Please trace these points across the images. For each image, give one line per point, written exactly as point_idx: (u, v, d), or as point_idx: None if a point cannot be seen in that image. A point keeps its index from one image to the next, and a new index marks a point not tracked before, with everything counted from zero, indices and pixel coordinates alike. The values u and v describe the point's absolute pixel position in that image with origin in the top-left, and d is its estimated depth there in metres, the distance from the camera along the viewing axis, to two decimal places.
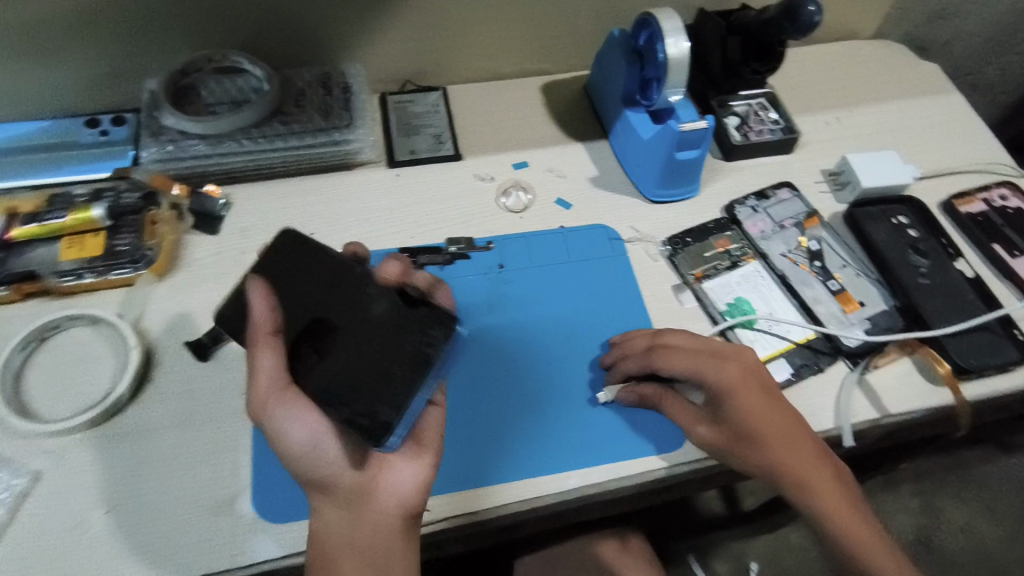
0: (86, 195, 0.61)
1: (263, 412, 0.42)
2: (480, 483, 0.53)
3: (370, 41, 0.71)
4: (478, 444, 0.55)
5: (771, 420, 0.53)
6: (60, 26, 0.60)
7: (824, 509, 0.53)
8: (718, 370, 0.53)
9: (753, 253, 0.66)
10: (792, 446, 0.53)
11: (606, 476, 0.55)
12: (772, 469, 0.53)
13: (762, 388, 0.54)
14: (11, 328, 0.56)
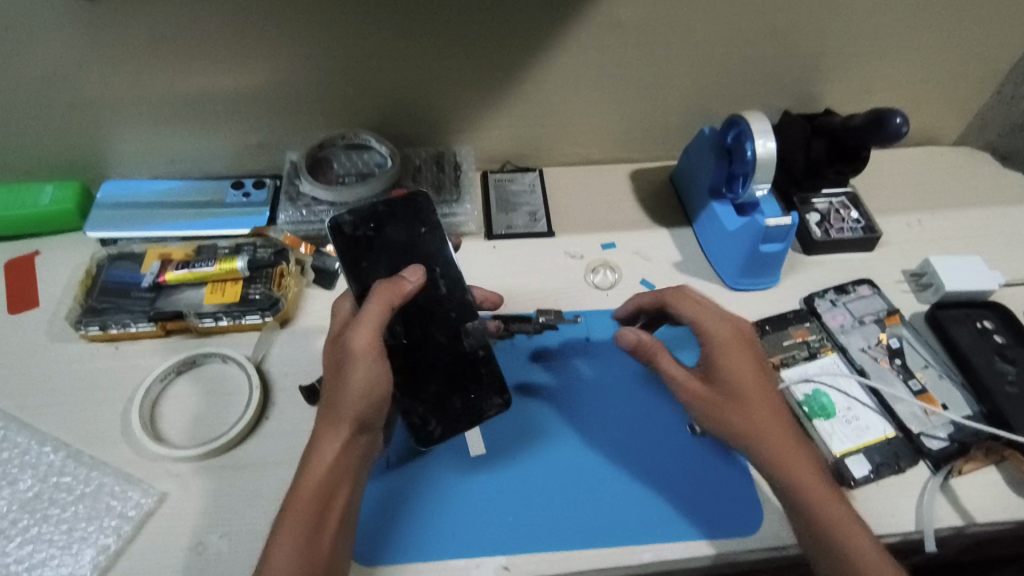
0: (229, 249, 0.71)
1: (359, 352, 0.52)
2: (553, 546, 0.55)
3: (481, 127, 0.79)
4: (554, 508, 0.57)
5: (757, 383, 0.56)
6: (228, 101, 0.71)
7: (810, 494, 0.52)
8: (723, 323, 0.57)
9: (832, 345, 0.68)
10: (772, 413, 0.55)
11: (678, 554, 0.55)
12: (747, 435, 0.54)
13: (752, 348, 0.57)
14: (154, 360, 0.64)
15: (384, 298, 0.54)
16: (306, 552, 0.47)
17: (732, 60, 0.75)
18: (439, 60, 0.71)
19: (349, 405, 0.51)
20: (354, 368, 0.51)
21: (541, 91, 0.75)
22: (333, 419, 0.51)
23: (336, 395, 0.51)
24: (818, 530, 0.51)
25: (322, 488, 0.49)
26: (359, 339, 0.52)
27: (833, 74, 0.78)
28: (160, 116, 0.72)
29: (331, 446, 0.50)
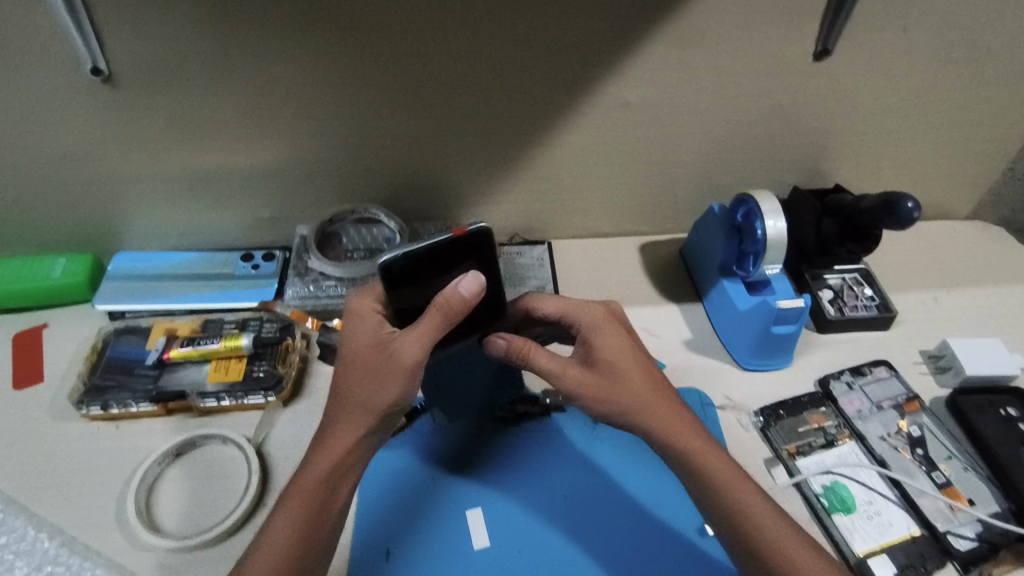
0: (235, 324, 0.71)
1: (406, 369, 0.50)
2: None
3: (490, 201, 0.79)
4: None
5: (645, 371, 0.56)
6: (241, 178, 0.72)
7: (722, 485, 0.52)
8: (586, 311, 0.59)
9: (850, 432, 0.65)
10: (662, 401, 0.55)
11: None
12: (646, 429, 0.54)
13: (627, 334, 0.58)
14: (154, 441, 0.63)
15: (443, 314, 0.51)
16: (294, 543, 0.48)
17: (740, 139, 0.75)
18: (448, 138, 0.72)
19: (376, 408, 0.51)
20: (396, 382, 0.51)
21: (550, 166, 0.76)
22: (354, 415, 0.51)
23: (368, 397, 0.51)
24: (733, 522, 0.51)
25: (327, 481, 0.50)
26: (411, 358, 0.50)
27: (841, 152, 0.78)
28: (174, 191, 0.73)
29: (345, 437, 0.51)
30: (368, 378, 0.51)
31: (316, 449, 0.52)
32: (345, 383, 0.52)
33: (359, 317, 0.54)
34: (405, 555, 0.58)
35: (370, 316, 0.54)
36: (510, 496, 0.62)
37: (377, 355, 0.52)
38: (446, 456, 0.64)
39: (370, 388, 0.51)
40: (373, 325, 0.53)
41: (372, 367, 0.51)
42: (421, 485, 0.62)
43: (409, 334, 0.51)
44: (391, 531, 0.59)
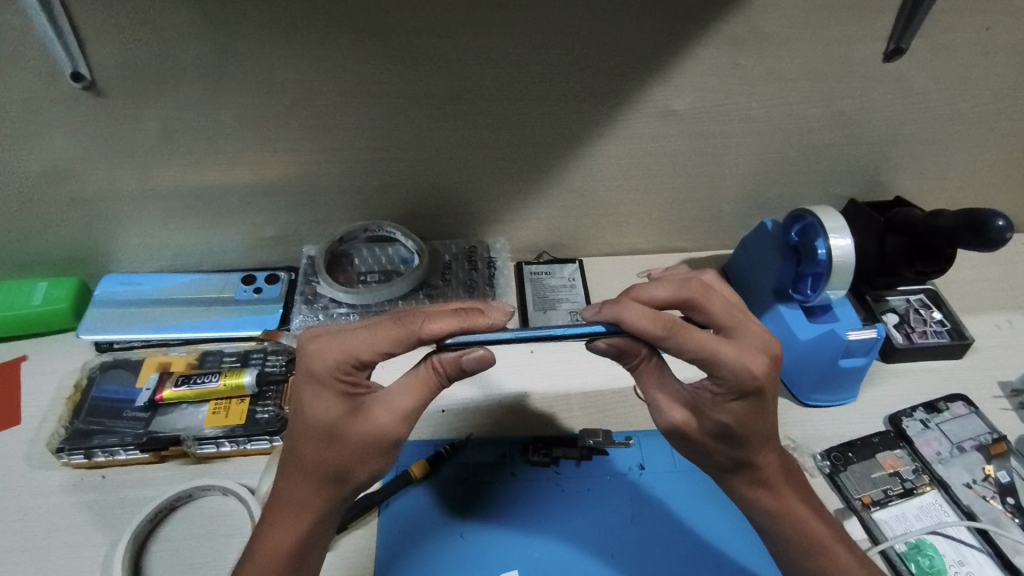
0: (235, 358, 0.64)
1: (389, 445, 0.44)
2: None
3: (517, 218, 0.72)
4: None
5: (768, 432, 0.46)
6: (244, 194, 0.65)
7: (816, 548, 0.47)
8: (740, 367, 0.43)
9: (931, 479, 0.58)
10: (771, 457, 0.47)
11: None
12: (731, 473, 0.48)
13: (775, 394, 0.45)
14: (144, 493, 0.56)
15: (430, 389, 0.45)
16: None
17: (794, 149, 0.68)
18: (473, 150, 0.64)
19: (351, 481, 0.45)
20: (376, 457, 0.44)
21: (584, 179, 0.69)
22: (318, 488, 0.44)
23: (344, 473, 0.44)
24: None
25: (295, 559, 0.44)
26: (394, 437, 0.44)
27: (904, 161, 0.71)
28: (168, 209, 0.66)
29: (310, 509, 0.44)
30: (342, 456, 0.44)
31: (273, 520, 0.44)
32: (305, 456, 0.44)
33: (327, 385, 0.44)
34: None
35: (344, 385, 0.44)
36: (547, 561, 0.53)
37: (352, 432, 0.43)
38: (474, 508, 0.56)
39: (343, 466, 0.44)
40: (344, 396, 0.44)
41: (346, 444, 0.43)
42: (447, 546, 0.54)
43: (397, 410, 0.44)
44: None
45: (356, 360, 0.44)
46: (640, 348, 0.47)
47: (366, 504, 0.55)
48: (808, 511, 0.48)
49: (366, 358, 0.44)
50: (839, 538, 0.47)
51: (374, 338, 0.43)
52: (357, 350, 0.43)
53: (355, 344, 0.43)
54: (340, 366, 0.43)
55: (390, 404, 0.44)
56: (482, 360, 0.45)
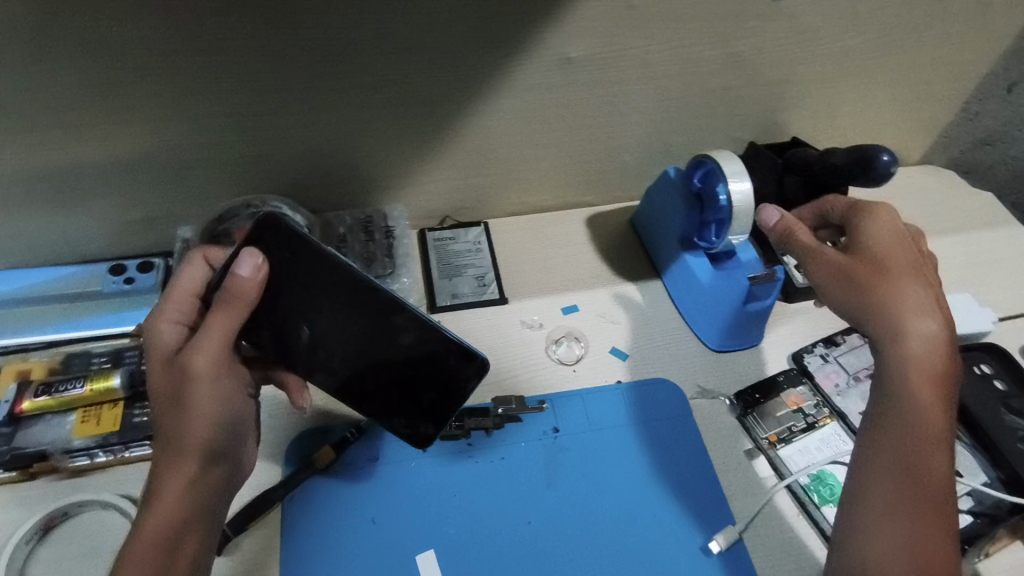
0: (106, 356, 0.56)
1: (200, 374, 0.43)
2: None
3: (415, 183, 0.68)
4: None
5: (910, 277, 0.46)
6: (97, 173, 0.58)
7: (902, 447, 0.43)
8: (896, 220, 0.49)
9: (830, 412, 0.60)
10: (927, 322, 0.44)
11: None
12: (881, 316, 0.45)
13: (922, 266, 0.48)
14: (12, 516, 0.50)
15: (226, 310, 0.44)
16: None
17: (692, 93, 0.67)
18: (360, 110, 0.59)
19: (187, 435, 0.42)
20: (200, 394, 0.43)
21: (482, 137, 0.65)
22: (161, 453, 0.42)
23: (174, 426, 0.42)
24: (873, 483, 0.43)
25: (166, 539, 0.40)
26: (207, 367, 0.43)
27: (799, 101, 0.71)
28: (7, 196, 0.57)
29: (165, 481, 0.41)
30: (167, 404, 0.43)
31: (144, 501, 0.42)
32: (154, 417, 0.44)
33: (152, 336, 0.46)
34: None
35: (168, 331, 0.46)
36: (466, 537, 0.52)
37: (169, 376, 0.44)
38: (384, 491, 0.54)
39: (173, 418, 0.43)
40: (167, 342, 0.45)
41: (161, 387, 0.43)
42: (361, 537, 0.51)
43: (205, 341, 0.44)
44: None
45: (177, 301, 0.47)
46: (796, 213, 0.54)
47: (266, 501, 0.51)
48: (933, 425, 0.43)
49: (186, 298, 0.48)
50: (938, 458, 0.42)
51: (192, 277, 0.48)
52: (179, 293, 0.48)
53: (176, 287, 0.48)
54: (163, 312, 0.47)
55: (197, 337, 0.44)
56: (256, 259, 0.45)
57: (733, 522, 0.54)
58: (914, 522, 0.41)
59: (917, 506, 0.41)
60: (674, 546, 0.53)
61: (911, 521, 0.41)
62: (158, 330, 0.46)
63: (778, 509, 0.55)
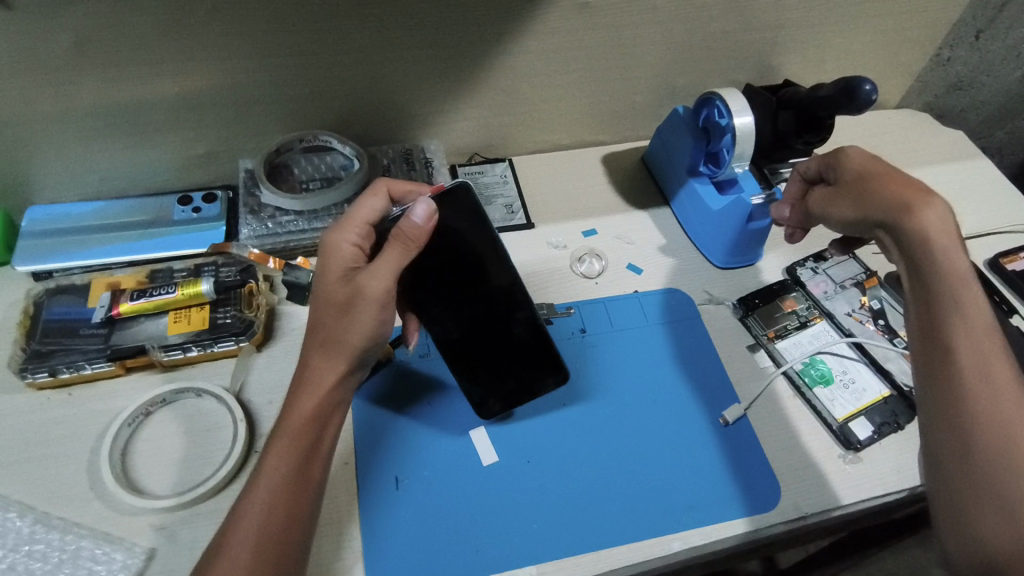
0: (186, 271, 0.66)
1: (374, 301, 0.49)
2: (561, 550, 0.53)
3: (448, 121, 0.76)
4: (561, 511, 0.55)
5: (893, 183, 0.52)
6: (169, 110, 0.65)
7: (965, 367, 0.47)
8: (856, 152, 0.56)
9: (820, 312, 0.69)
10: (924, 219, 0.49)
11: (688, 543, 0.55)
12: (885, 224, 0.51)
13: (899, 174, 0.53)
14: (118, 402, 0.58)
15: (399, 247, 0.50)
16: (300, 469, 0.47)
17: (696, 38, 0.74)
18: (400, 52, 0.66)
19: (348, 341, 0.49)
20: (368, 314, 0.49)
21: (509, 78, 0.72)
22: (323, 351, 0.50)
23: (340, 332, 0.49)
24: (933, 383, 0.48)
25: (313, 419, 0.48)
26: (374, 292, 0.49)
27: (790, 45, 0.79)
28: (89, 131, 0.64)
29: (323, 373, 0.49)
30: (336, 313, 0.50)
31: (297, 390, 0.49)
32: (317, 321, 0.50)
33: (331, 252, 0.51)
34: (415, 483, 0.56)
35: (346, 251, 0.51)
36: (513, 417, 0.61)
37: (344, 291, 0.49)
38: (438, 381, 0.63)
39: (343, 327, 0.49)
40: (342, 261, 0.51)
41: (338, 306, 0.50)
42: (422, 417, 0.60)
43: (378, 270, 0.49)
44: (394, 461, 0.57)
45: (354, 226, 0.52)
46: (795, 186, 0.62)
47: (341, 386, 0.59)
48: (956, 292, 0.48)
49: (362, 224, 0.53)
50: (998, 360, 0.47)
51: (370, 207, 0.53)
52: (357, 218, 0.53)
53: (355, 213, 0.53)
54: (342, 233, 0.52)
55: (373, 263, 0.50)
56: (430, 211, 0.50)
57: (737, 400, 0.63)
58: (975, 385, 0.46)
59: (967, 366, 0.46)
60: (691, 421, 0.62)
61: (962, 395, 0.46)
62: (337, 248, 0.51)
63: (776, 391, 0.64)
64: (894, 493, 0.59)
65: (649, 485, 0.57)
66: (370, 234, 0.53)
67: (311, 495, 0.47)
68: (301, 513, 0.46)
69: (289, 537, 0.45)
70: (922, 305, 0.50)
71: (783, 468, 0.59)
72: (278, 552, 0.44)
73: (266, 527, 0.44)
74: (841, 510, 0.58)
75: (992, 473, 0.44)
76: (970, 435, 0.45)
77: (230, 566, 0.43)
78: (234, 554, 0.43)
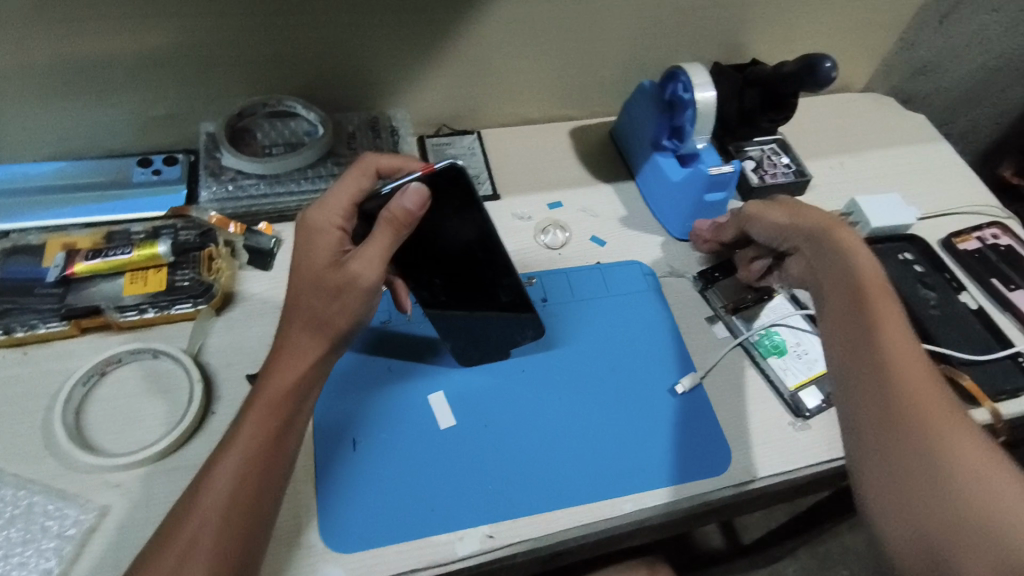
0: (144, 233, 0.64)
1: (363, 288, 0.49)
2: (519, 511, 0.55)
3: (415, 90, 0.75)
4: (520, 473, 0.57)
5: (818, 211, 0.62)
6: (126, 69, 0.63)
7: (889, 340, 0.50)
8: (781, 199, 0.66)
9: (778, 286, 0.71)
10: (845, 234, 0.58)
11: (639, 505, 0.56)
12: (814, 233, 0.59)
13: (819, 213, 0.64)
14: (72, 362, 0.58)
15: (390, 232, 0.48)
16: (274, 440, 0.46)
17: (665, 12, 0.74)
18: (364, 16, 0.65)
19: (335, 324, 0.49)
20: (355, 299, 0.49)
21: (476, 47, 0.72)
22: (306, 329, 0.49)
23: (326, 313, 0.49)
24: (861, 364, 0.50)
25: (292, 394, 0.48)
26: (367, 279, 0.48)
27: (757, 24, 0.80)
28: (43, 87, 0.63)
29: (305, 350, 0.49)
30: (323, 297, 0.49)
31: (273, 361, 0.49)
32: (300, 301, 0.49)
33: (316, 235, 0.50)
34: (373, 445, 0.57)
35: (330, 235, 0.50)
36: (476, 383, 0.62)
37: (332, 275, 0.48)
38: (400, 347, 0.63)
39: (330, 310, 0.49)
40: (329, 244, 0.50)
41: (324, 289, 0.48)
42: (383, 381, 0.61)
43: (366, 256, 0.48)
44: (352, 423, 0.58)
45: (340, 207, 0.51)
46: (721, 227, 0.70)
47: None
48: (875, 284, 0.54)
49: (346, 206, 0.51)
50: (904, 342, 0.51)
51: (353, 188, 0.52)
52: (341, 198, 0.51)
53: (338, 193, 0.51)
54: (327, 214, 0.50)
55: (360, 249, 0.48)
56: (421, 195, 0.48)
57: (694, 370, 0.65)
58: (898, 358, 0.49)
59: (892, 343, 0.50)
60: (651, 389, 0.63)
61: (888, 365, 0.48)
62: (323, 232, 0.50)
63: (731, 361, 0.66)
64: (839, 459, 0.61)
65: (605, 450, 0.59)
66: (354, 215, 0.51)
67: (284, 460, 0.46)
68: (274, 478, 0.45)
69: (262, 503, 0.44)
70: (843, 293, 0.54)
71: (734, 435, 0.61)
72: (248, 515, 0.43)
73: (238, 491, 0.44)
74: (788, 475, 0.60)
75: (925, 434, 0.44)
76: (899, 396, 0.47)
77: (198, 528, 0.42)
78: (203, 519, 0.42)
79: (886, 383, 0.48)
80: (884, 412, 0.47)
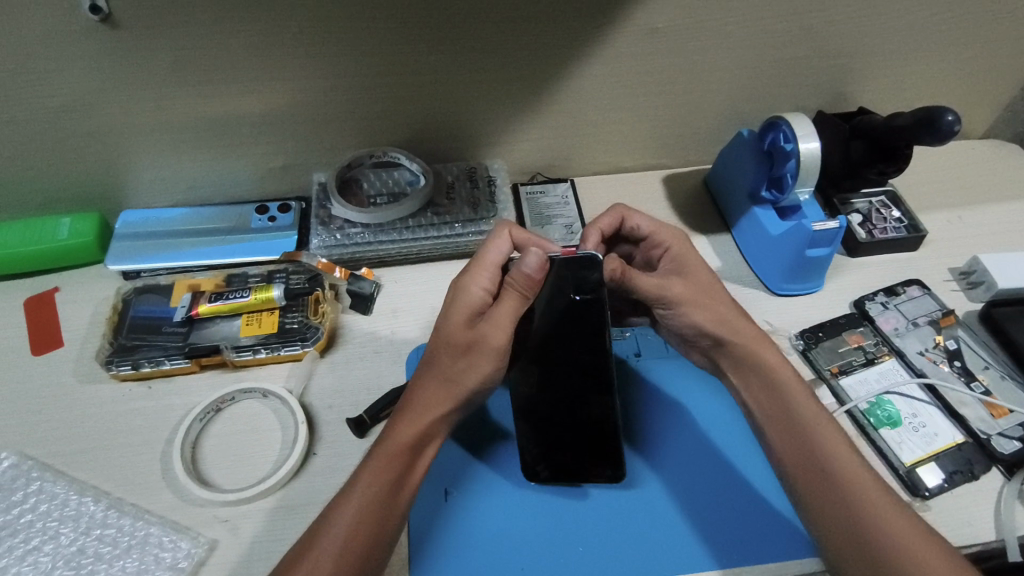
0: (260, 277, 0.70)
1: (496, 353, 0.50)
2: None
3: (512, 141, 0.77)
4: (612, 536, 0.55)
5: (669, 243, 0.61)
6: (250, 124, 0.69)
7: (797, 421, 0.52)
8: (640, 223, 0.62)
9: (889, 349, 0.66)
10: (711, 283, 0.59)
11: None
12: (700, 289, 0.59)
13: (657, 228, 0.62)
14: (191, 398, 0.62)
15: (522, 297, 0.50)
16: (389, 494, 0.46)
17: (767, 64, 0.73)
18: (467, 72, 0.68)
19: (463, 384, 0.50)
20: (487, 361, 0.50)
21: (573, 100, 0.73)
22: (436, 387, 0.50)
23: (459, 374, 0.50)
24: (791, 451, 0.51)
25: (411, 450, 0.48)
26: (500, 340, 0.49)
27: (866, 72, 0.77)
28: (179, 142, 0.69)
29: (429, 409, 0.49)
30: (454, 355, 0.50)
31: (399, 416, 0.49)
32: (436, 357, 0.50)
33: (460, 293, 0.52)
34: (465, 496, 0.57)
35: (475, 294, 0.52)
36: None
37: (467, 334, 0.50)
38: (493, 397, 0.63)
39: (461, 371, 0.50)
40: (470, 304, 0.51)
41: (460, 349, 0.50)
42: (477, 431, 0.61)
43: (499, 319, 0.50)
44: (446, 472, 0.59)
45: (484, 269, 0.53)
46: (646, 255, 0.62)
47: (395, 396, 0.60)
48: (739, 340, 0.56)
49: (491, 268, 0.53)
50: (808, 407, 0.52)
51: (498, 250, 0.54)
52: (486, 260, 0.54)
53: (485, 256, 0.54)
54: (472, 275, 0.53)
55: (495, 311, 0.50)
56: (543, 259, 0.50)
57: None
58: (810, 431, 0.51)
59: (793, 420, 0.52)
60: (753, 452, 0.60)
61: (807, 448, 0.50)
62: (466, 291, 0.52)
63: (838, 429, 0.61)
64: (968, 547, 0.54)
65: (704, 514, 0.56)
66: (497, 276, 0.53)
67: (395, 519, 0.47)
68: (384, 534, 0.46)
69: (371, 556, 0.45)
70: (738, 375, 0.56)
71: None
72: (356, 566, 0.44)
73: (351, 539, 0.44)
74: None
75: (859, 512, 0.46)
76: (824, 476, 0.48)
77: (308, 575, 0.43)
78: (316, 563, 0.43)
79: (810, 467, 0.49)
80: (831, 465, 0.49)
